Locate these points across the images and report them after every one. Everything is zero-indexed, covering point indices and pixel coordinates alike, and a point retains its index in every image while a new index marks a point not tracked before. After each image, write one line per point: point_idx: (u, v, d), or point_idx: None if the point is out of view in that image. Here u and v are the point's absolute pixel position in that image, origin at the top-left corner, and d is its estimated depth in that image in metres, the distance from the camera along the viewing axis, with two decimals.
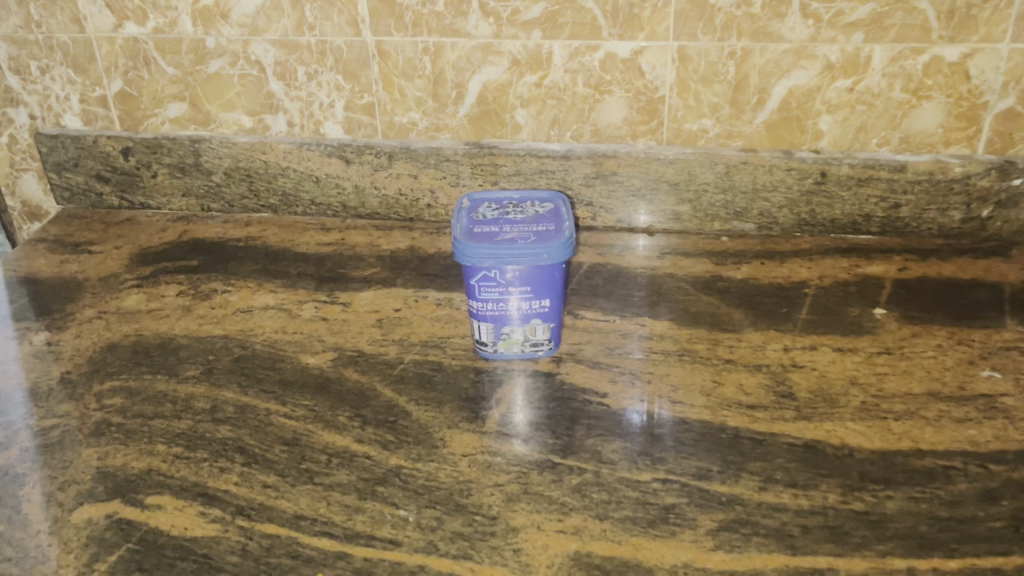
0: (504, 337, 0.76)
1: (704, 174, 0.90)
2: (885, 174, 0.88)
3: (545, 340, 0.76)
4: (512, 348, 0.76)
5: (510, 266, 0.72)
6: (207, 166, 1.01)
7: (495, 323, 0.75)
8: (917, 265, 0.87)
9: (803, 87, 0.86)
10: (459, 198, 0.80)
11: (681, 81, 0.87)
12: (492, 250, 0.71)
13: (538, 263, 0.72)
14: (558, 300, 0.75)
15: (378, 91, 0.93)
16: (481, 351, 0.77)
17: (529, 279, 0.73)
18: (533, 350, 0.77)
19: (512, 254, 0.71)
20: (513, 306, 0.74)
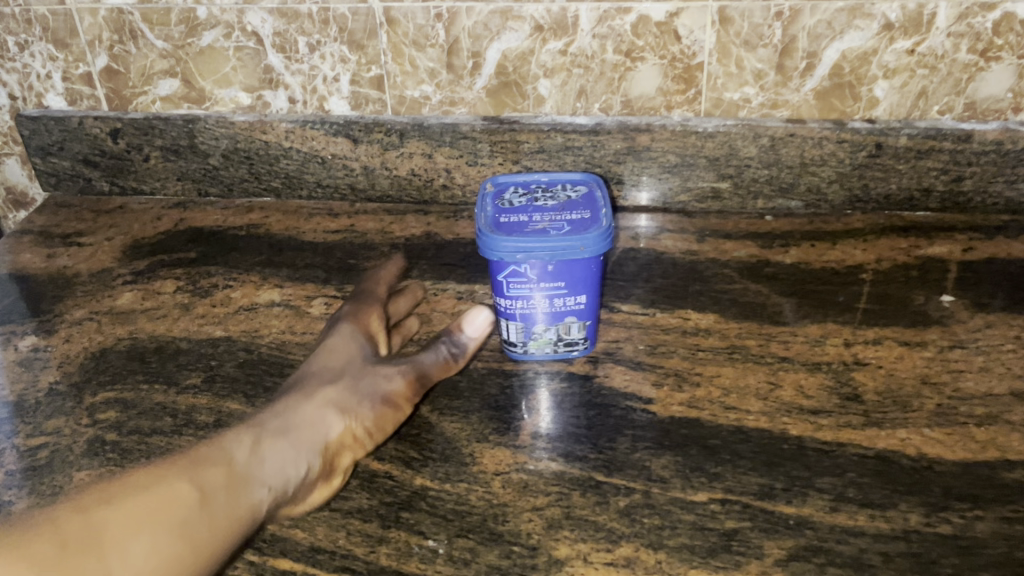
0: (535, 337, 0.69)
1: (747, 148, 0.83)
2: (948, 145, 0.80)
3: (581, 339, 0.69)
4: (544, 349, 0.70)
5: (541, 260, 0.64)
6: (203, 147, 0.93)
7: (524, 322, 0.68)
8: (983, 244, 0.81)
9: (857, 50, 0.78)
10: (483, 183, 0.72)
11: (722, 46, 0.79)
12: (523, 242, 0.64)
13: (575, 256, 0.64)
14: (595, 296, 0.68)
15: (387, 63, 0.85)
16: (510, 352, 0.71)
17: (564, 273, 0.65)
18: (567, 350, 0.70)
19: (544, 247, 0.64)
20: (547, 304, 0.67)
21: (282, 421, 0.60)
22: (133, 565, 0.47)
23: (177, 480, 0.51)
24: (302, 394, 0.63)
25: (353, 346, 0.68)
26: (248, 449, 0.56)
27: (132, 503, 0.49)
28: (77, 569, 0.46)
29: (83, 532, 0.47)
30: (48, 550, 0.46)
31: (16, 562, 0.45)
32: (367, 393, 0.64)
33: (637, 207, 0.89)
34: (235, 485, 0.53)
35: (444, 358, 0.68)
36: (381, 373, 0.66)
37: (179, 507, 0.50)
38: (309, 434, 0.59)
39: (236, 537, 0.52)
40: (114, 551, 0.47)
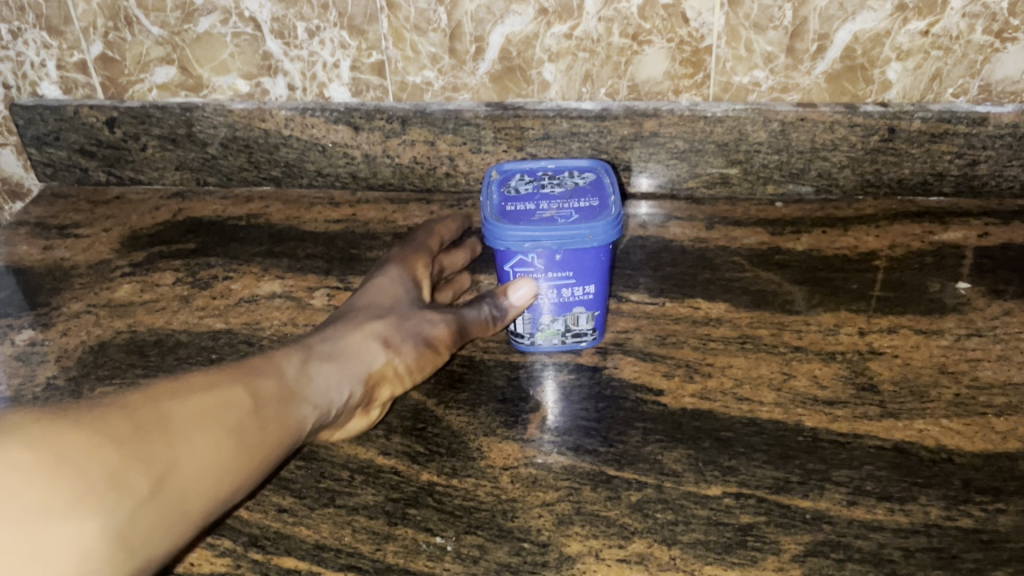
0: (543, 328, 0.67)
1: (757, 133, 0.81)
2: (963, 128, 0.78)
3: (589, 330, 0.68)
4: (552, 340, 0.68)
5: (549, 249, 0.63)
6: (201, 136, 0.91)
7: (531, 312, 0.66)
8: (998, 229, 0.79)
9: (870, 32, 0.76)
10: (488, 170, 0.71)
11: (731, 29, 0.77)
12: (530, 230, 0.62)
13: (584, 244, 0.63)
14: (604, 285, 0.66)
15: (388, 48, 0.83)
16: (517, 343, 0.69)
17: (572, 262, 0.64)
18: (576, 341, 0.68)
19: (551, 236, 0.62)
20: (554, 293, 0.65)
21: (327, 346, 0.61)
22: (199, 457, 0.46)
23: (235, 384, 0.51)
24: (350, 324, 0.64)
25: (400, 287, 0.69)
26: (296, 368, 0.57)
27: (198, 397, 0.48)
28: (150, 449, 0.44)
29: (155, 415, 0.45)
30: (124, 427, 0.44)
31: (92, 431, 0.42)
32: (411, 332, 0.65)
33: (641, 194, 0.87)
34: (286, 398, 0.53)
35: (485, 318, 0.66)
36: (426, 315, 0.66)
37: (238, 411, 0.49)
38: (353, 362, 0.60)
39: (283, 450, 0.52)
40: (184, 439, 0.45)
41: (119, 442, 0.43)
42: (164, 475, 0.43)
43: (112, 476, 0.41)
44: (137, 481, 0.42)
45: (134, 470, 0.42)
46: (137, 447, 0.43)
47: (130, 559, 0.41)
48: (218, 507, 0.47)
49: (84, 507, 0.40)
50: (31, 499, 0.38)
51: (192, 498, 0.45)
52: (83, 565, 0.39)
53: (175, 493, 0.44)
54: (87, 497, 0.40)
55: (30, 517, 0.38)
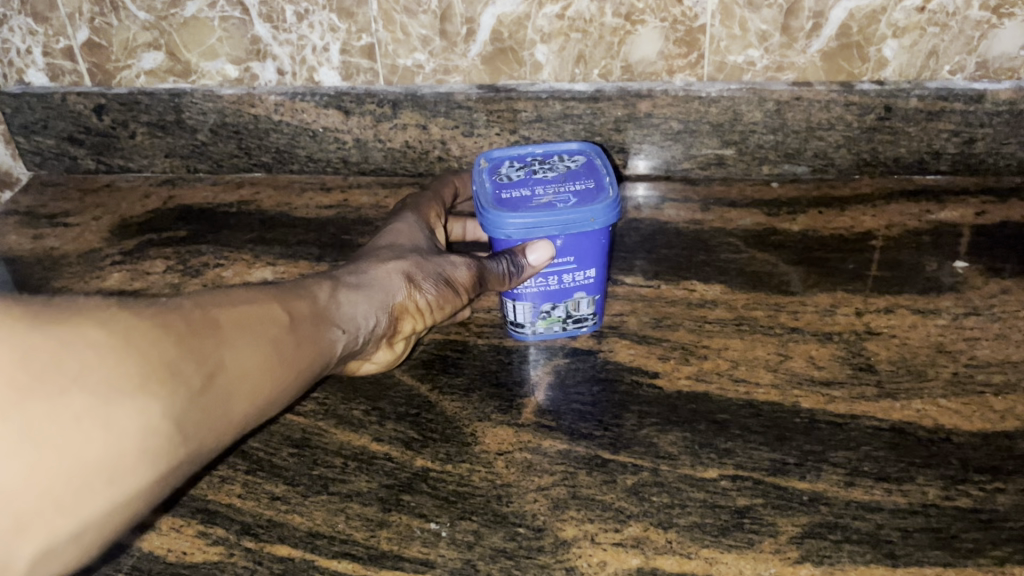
0: (544, 315, 0.66)
1: (751, 113, 0.80)
2: (960, 106, 0.77)
3: (590, 315, 0.67)
4: (553, 327, 0.67)
5: (551, 234, 0.62)
6: (190, 123, 0.90)
7: (533, 300, 0.65)
8: (996, 207, 0.78)
9: (866, 9, 0.75)
10: (476, 158, 0.69)
11: (725, 7, 0.76)
12: (531, 217, 0.61)
13: (589, 226, 0.62)
14: (603, 269, 0.65)
15: (378, 31, 0.82)
16: (517, 333, 0.68)
17: (578, 247, 0.63)
18: (577, 327, 0.68)
19: (553, 221, 0.61)
20: (556, 280, 0.64)
21: (355, 276, 0.60)
22: (242, 364, 0.46)
23: (274, 301, 0.52)
24: (373, 260, 0.63)
25: (419, 233, 0.68)
26: (326, 292, 0.57)
27: (242, 308, 0.49)
28: (202, 348, 0.44)
29: (205, 317, 0.46)
30: (180, 323, 0.44)
31: (154, 321, 0.43)
32: (434, 273, 0.62)
33: (634, 177, 0.87)
34: (319, 320, 0.54)
35: (502, 272, 0.61)
36: (449, 258, 0.64)
37: (276, 327, 0.50)
38: (380, 292, 0.60)
39: (316, 372, 0.53)
40: (231, 343, 0.46)
41: (177, 335, 0.43)
42: (213, 372, 0.44)
43: (172, 365, 0.42)
44: (193, 374, 0.43)
45: (190, 362, 0.43)
46: (192, 341, 0.44)
47: (185, 445, 0.42)
48: (256, 415, 0.48)
49: (150, 388, 0.40)
50: (105, 373, 0.39)
51: (237, 400, 0.46)
52: (146, 443, 0.40)
53: (222, 392, 0.45)
54: (152, 379, 0.41)
55: (104, 389, 0.39)
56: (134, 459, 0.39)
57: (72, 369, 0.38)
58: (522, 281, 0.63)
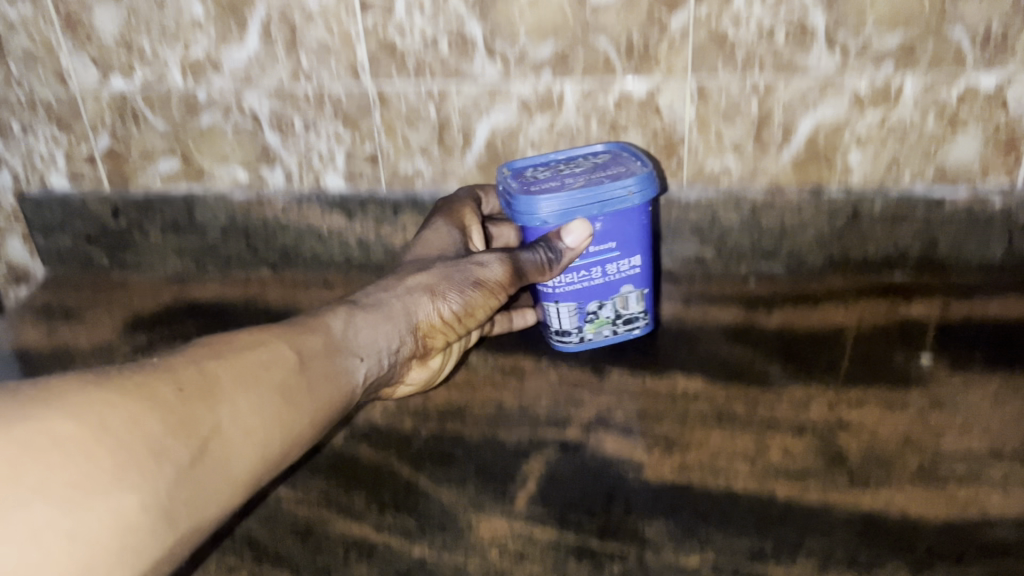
0: (592, 319, 0.77)
1: (728, 216, 0.88)
2: (921, 210, 0.85)
3: (638, 310, 0.78)
4: (602, 329, 0.79)
5: (597, 211, 0.70)
6: (201, 223, 0.97)
7: (585, 303, 0.76)
8: (961, 303, 0.83)
9: (830, 121, 0.81)
10: (499, 170, 0.77)
11: (701, 120, 0.83)
12: (576, 199, 0.69)
13: (625, 203, 0.71)
14: (644, 255, 0.75)
15: (380, 140, 0.88)
16: (575, 340, 0.79)
17: (618, 230, 0.72)
18: (629, 321, 0.79)
19: (597, 198, 0.70)
20: (601, 272, 0.74)
21: (377, 296, 0.67)
22: (242, 421, 0.49)
23: (281, 343, 0.56)
24: (394, 279, 0.69)
25: (447, 237, 0.76)
26: (347, 318, 0.63)
27: (240, 362, 0.52)
28: (196, 414, 0.46)
29: (202, 376, 0.49)
30: (170, 393, 0.46)
31: (137, 398, 0.44)
32: (460, 281, 0.69)
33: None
34: (329, 354, 0.59)
35: (541, 261, 0.70)
36: (477, 259, 0.71)
37: (277, 371, 0.53)
38: (405, 308, 0.66)
39: (316, 425, 0.55)
40: (230, 402, 0.49)
41: (163, 410, 0.45)
42: (204, 442, 0.46)
43: (154, 446, 0.43)
44: (181, 449, 0.44)
45: (176, 440, 0.44)
46: (178, 415, 0.45)
47: (175, 526, 0.43)
48: (262, 474, 0.51)
49: (129, 479, 0.41)
50: (73, 473, 0.39)
51: (236, 462, 0.48)
52: (129, 539, 0.40)
53: (216, 459, 0.47)
54: (131, 467, 0.41)
55: (73, 491, 0.39)
56: (117, 558, 0.40)
57: (35, 476, 0.38)
58: (562, 267, 0.71)
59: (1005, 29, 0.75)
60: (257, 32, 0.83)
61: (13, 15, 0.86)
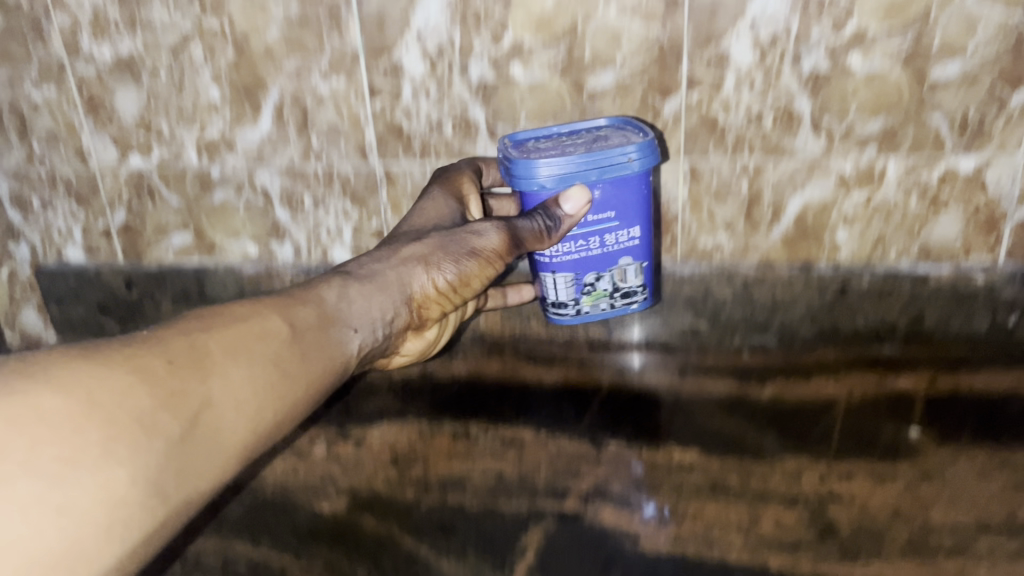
0: (589, 291, 0.81)
1: (722, 290, 0.92)
2: (907, 285, 0.88)
3: (637, 284, 0.82)
4: (599, 301, 0.82)
5: (596, 176, 0.73)
6: (211, 295, 1.00)
7: (580, 271, 0.79)
8: (947, 375, 0.84)
9: (817, 201, 0.85)
10: (501, 141, 0.79)
11: (693, 199, 0.87)
12: (574, 166, 0.72)
13: (622, 171, 0.73)
14: (644, 226, 0.78)
15: (387, 216, 0.92)
16: (569, 312, 0.83)
17: (615, 199, 0.75)
18: (625, 295, 0.82)
19: (596, 163, 0.72)
20: (599, 243, 0.78)
21: (373, 267, 0.70)
22: (234, 392, 0.50)
23: (271, 317, 0.57)
24: (389, 251, 0.72)
25: (443, 207, 0.79)
26: (343, 289, 0.66)
27: (231, 336, 0.53)
28: (188, 385, 0.47)
29: (192, 349, 0.50)
30: (160, 365, 0.47)
31: (126, 371, 0.45)
32: (456, 251, 0.73)
33: (628, 344, 0.94)
34: (322, 326, 0.61)
35: (538, 229, 0.73)
36: (472, 228, 0.74)
37: (268, 342, 0.55)
38: (400, 281, 0.70)
39: (304, 398, 0.57)
40: (221, 374, 0.50)
41: (152, 383, 0.46)
42: (193, 415, 0.47)
43: (143, 419, 0.44)
44: (171, 421, 0.45)
45: (167, 413, 0.45)
46: (168, 387, 0.46)
47: (166, 499, 0.44)
48: (252, 444, 0.52)
49: (117, 453, 0.42)
50: (62, 448, 0.40)
51: (228, 433, 0.49)
52: (117, 513, 0.41)
53: (206, 431, 0.48)
54: (119, 441, 0.42)
55: (60, 467, 0.39)
56: (105, 531, 0.40)
57: (22, 450, 0.38)
58: (558, 232, 0.74)
59: (981, 115, 0.79)
60: (270, 115, 0.88)
61: (38, 97, 0.91)
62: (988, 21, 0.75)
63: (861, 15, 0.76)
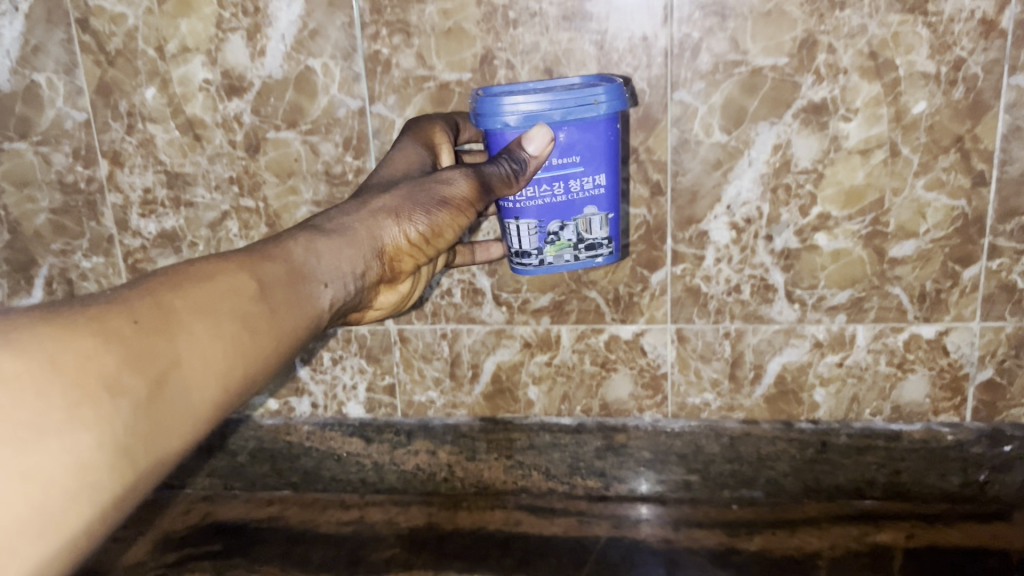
0: (553, 240, 0.76)
1: (710, 446, 0.97)
2: (883, 442, 0.94)
3: (603, 238, 0.77)
4: (563, 252, 0.77)
5: (560, 119, 0.71)
6: (232, 446, 1.05)
7: (544, 218, 0.75)
8: (925, 530, 0.91)
9: (795, 363, 0.93)
10: (472, 90, 0.78)
11: (682, 359, 0.94)
12: (538, 105, 0.70)
13: (588, 113, 0.71)
14: (612, 177, 0.75)
15: (399, 372, 0.99)
16: (531, 264, 0.78)
17: (580, 143, 0.72)
18: (591, 250, 0.77)
19: (560, 103, 0.70)
20: (564, 189, 0.74)
21: (342, 220, 0.64)
22: (202, 346, 0.47)
23: (244, 270, 0.53)
24: (358, 201, 0.67)
25: (412, 156, 0.75)
26: (312, 243, 0.60)
27: (203, 289, 0.50)
28: (152, 342, 0.45)
29: (159, 305, 0.46)
30: (125, 322, 0.44)
31: (88, 332, 0.42)
32: (427, 200, 0.68)
33: (629, 497, 1.00)
34: (297, 279, 0.57)
35: (505, 173, 0.70)
36: (443, 176, 0.70)
37: (244, 297, 0.51)
38: (372, 235, 0.65)
39: (284, 352, 0.54)
40: (191, 331, 0.47)
41: (116, 343, 0.43)
42: (161, 375, 0.44)
43: (108, 381, 0.42)
44: (138, 382, 0.43)
45: (132, 372, 0.43)
46: (132, 347, 0.43)
47: (133, 464, 0.42)
48: (228, 404, 0.49)
49: (81, 418, 0.40)
50: (25, 414, 0.38)
51: (197, 393, 0.46)
52: (84, 478, 0.40)
53: (177, 391, 0.45)
54: (83, 405, 0.40)
55: (21, 432, 0.38)
56: (72, 497, 0.39)
57: None
58: (525, 175, 0.71)
59: (937, 288, 0.88)
60: None
61: (87, 265, 1.00)
62: (936, 207, 0.85)
63: (823, 200, 0.87)
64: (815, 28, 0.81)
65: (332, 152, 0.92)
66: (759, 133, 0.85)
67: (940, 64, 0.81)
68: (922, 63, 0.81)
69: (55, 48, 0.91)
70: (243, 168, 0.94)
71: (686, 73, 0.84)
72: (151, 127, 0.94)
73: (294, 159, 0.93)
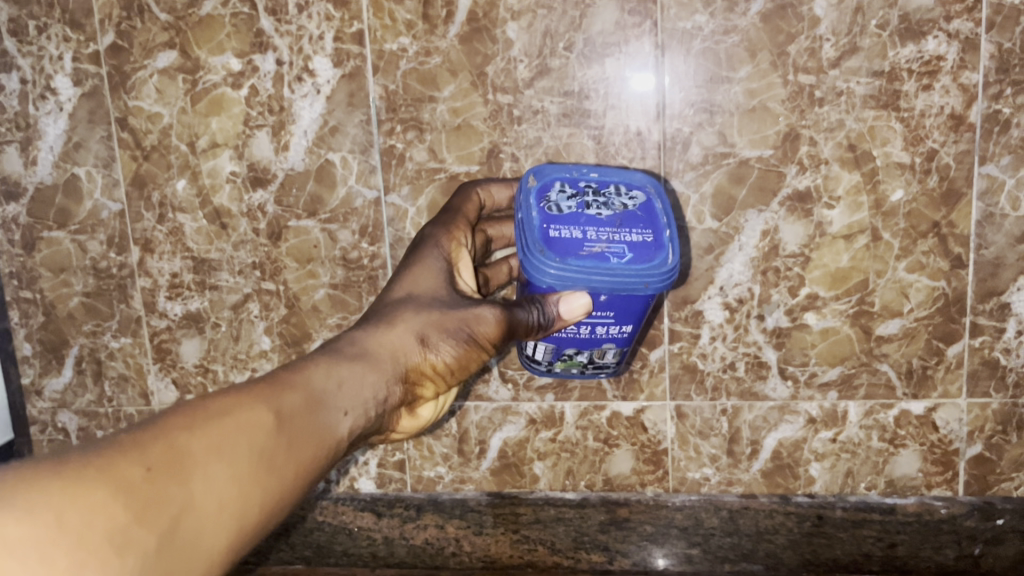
0: (565, 358, 0.80)
1: (710, 519, 1.00)
2: (877, 515, 0.97)
3: (611, 362, 0.81)
4: (571, 367, 0.81)
5: (602, 288, 0.73)
6: None
7: (561, 345, 0.79)
8: None
9: (790, 438, 0.96)
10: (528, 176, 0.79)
11: (681, 435, 0.98)
12: (584, 274, 0.72)
13: (633, 290, 0.73)
14: (636, 327, 0.78)
15: (409, 448, 1.03)
16: (539, 368, 0.82)
17: (617, 305, 0.75)
18: (597, 368, 0.82)
19: (607, 278, 0.72)
20: (588, 330, 0.77)
21: (366, 346, 0.67)
22: (216, 489, 0.49)
23: (259, 404, 0.55)
24: (383, 323, 0.70)
25: (436, 269, 0.77)
26: (333, 372, 0.63)
27: (219, 428, 0.51)
28: (166, 490, 0.45)
29: (173, 450, 0.47)
30: (137, 471, 0.45)
31: (99, 484, 0.43)
32: (456, 334, 0.71)
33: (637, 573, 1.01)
34: (313, 409, 0.59)
35: (532, 322, 0.73)
36: (473, 309, 0.72)
37: (258, 433, 0.53)
38: (394, 364, 0.68)
39: (294, 486, 0.56)
40: (203, 475, 0.48)
41: (127, 494, 0.43)
42: (173, 523, 0.45)
43: (117, 537, 0.42)
44: (148, 535, 0.43)
45: (144, 525, 0.43)
46: (144, 498, 0.44)
47: None
48: (237, 544, 0.50)
49: None
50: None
51: (206, 537, 0.48)
52: None
53: (188, 535, 0.46)
54: (89, 565, 0.40)
55: None
56: None
57: None
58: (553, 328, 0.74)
59: (923, 365, 0.92)
60: None
61: (115, 345, 1.06)
62: (918, 287, 0.90)
63: (811, 282, 0.92)
64: (796, 123, 0.88)
65: (349, 239, 0.98)
66: (748, 220, 0.91)
67: (914, 155, 0.87)
68: (897, 154, 0.87)
69: (95, 144, 0.99)
70: (265, 254, 1.00)
71: (678, 164, 0.90)
72: (180, 216, 1.01)
73: (313, 246, 0.99)
